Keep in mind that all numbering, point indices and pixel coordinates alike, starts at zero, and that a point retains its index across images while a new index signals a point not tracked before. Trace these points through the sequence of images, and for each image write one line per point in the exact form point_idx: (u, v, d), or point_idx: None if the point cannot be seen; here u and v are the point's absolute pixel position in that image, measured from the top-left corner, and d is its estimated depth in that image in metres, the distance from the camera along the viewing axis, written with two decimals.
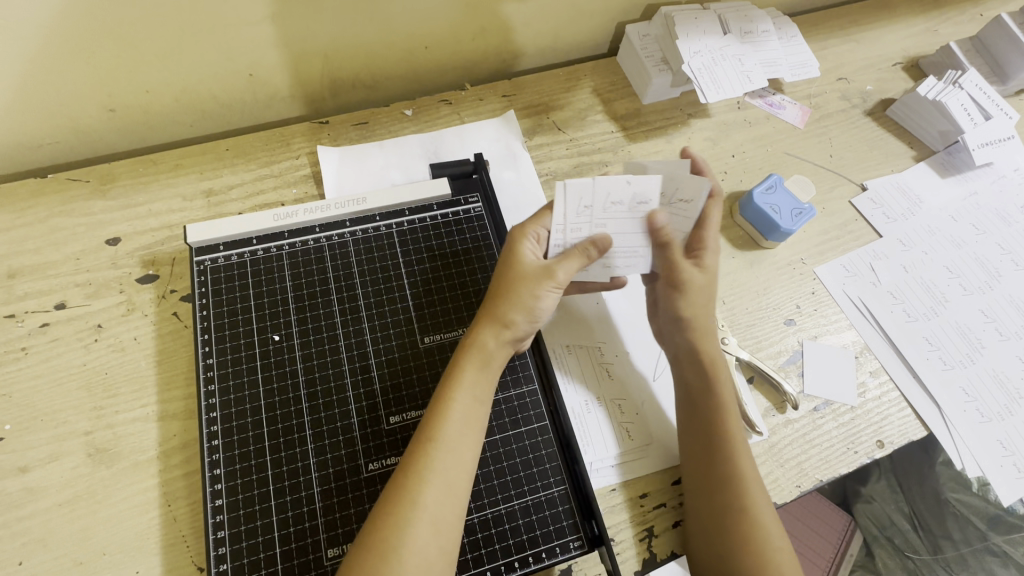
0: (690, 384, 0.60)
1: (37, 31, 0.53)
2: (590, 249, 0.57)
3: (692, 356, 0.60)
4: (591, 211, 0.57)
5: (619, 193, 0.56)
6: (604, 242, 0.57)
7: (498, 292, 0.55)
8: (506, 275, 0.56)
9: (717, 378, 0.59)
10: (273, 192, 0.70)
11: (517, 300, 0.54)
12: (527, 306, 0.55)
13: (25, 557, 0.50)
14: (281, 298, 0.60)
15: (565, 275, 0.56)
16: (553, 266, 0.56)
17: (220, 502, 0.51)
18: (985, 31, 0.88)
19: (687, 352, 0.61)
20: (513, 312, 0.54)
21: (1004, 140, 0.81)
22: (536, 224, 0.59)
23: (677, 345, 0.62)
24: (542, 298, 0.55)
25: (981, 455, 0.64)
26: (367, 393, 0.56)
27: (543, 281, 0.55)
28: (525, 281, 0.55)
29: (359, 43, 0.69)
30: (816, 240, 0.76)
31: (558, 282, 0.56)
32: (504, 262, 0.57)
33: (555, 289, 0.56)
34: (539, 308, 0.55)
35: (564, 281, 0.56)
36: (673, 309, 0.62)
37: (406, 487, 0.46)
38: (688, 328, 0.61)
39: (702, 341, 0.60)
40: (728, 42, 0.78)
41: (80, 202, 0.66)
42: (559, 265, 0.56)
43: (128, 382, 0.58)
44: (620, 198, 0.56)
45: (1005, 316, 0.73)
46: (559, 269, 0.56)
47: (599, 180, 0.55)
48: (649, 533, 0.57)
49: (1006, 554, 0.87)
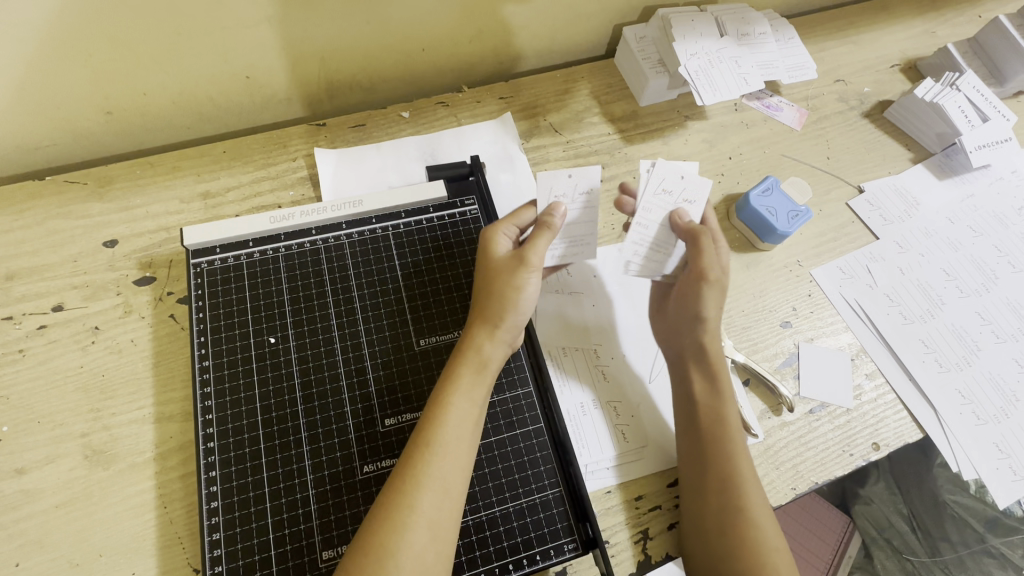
0: (690, 386, 0.60)
1: (33, 35, 0.53)
2: (550, 222, 0.57)
3: (698, 356, 0.60)
4: (668, 197, 0.62)
5: (697, 194, 0.62)
6: (560, 210, 0.58)
7: (481, 291, 0.56)
8: (486, 274, 0.57)
9: (717, 382, 0.59)
10: (270, 194, 0.70)
11: (502, 295, 0.55)
12: (507, 301, 0.54)
13: (21, 559, 0.50)
14: (277, 300, 0.60)
15: (537, 257, 0.56)
16: (524, 252, 0.56)
17: (215, 505, 0.51)
18: (984, 33, 0.88)
19: (693, 352, 0.61)
20: (497, 309, 0.54)
21: (1002, 142, 0.81)
22: (510, 221, 0.60)
23: (683, 344, 0.62)
24: (522, 288, 0.55)
25: (977, 458, 0.64)
26: (362, 396, 0.57)
27: (518, 268, 0.56)
28: (500, 275, 0.56)
29: (355, 45, 0.69)
30: (813, 242, 0.76)
31: (532, 266, 0.56)
32: (483, 260, 0.58)
33: (533, 271, 0.56)
34: (523, 296, 0.55)
35: (538, 263, 0.56)
36: (696, 310, 0.60)
37: (403, 491, 0.46)
38: (698, 328, 0.60)
39: (711, 341, 0.60)
40: (725, 45, 0.78)
41: (78, 204, 0.66)
42: (527, 250, 0.56)
43: (125, 384, 0.58)
44: (694, 199, 0.62)
45: (1002, 318, 0.73)
46: (530, 253, 0.56)
47: (689, 175, 0.63)
48: (644, 535, 0.58)
49: (1004, 555, 0.89)
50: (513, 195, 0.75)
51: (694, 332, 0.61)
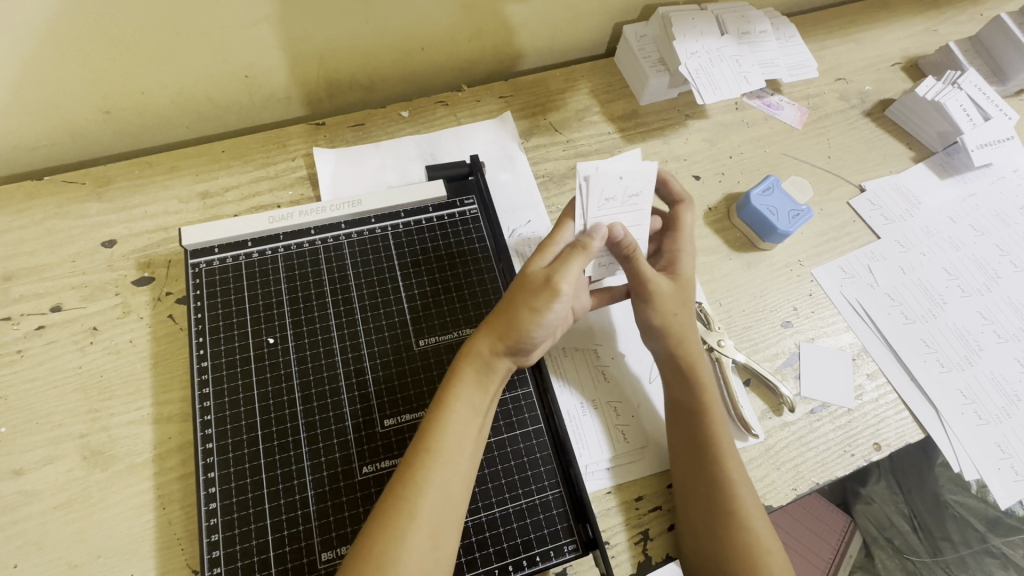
0: (671, 393, 0.59)
1: (32, 35, 0.53)
2: (587, 245, 0.56)
3: (670, 366, 0.60)
4: (612, 203, 0.58)
5: (641, 186, 0.59)
6: (603, 232, 0.57)
7: (503, 301, 0.55)
8: (513, 290, 0.55)
9: (699, 386, 0.58)
10: (269, 194, 0.70)
11: (519, 315, 0.53)
12: (529, 322, 0.53)
13: (19, 560, 0.50)
14: (276, 300, 0.60)
15: (568, 284, 0.54)
16: (556, 276, 0.54)
17: (214, 506, 0.51)
18: (985, 31, 0.88)
19: (666, 362, 0.60)
20: (513, 327, 0.53)
21: (1004, 141, 0.81)
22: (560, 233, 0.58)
23: (655, 353, 0.61)
24: (545, 312, 0.53)
25: (979, 457, 0.64)
26: (361, 396, 0.56)
27: (545, 292, 0.53)
28: (526, 293, 0.54)
29: (355, 44, 0.68)
30: (814, 242, 0.76)
31: (562, 295, 0.53)
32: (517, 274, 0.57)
33: (560, 300, 0.54)
34: (542, 322, 0.54)
35: (569, 292, 0.54)
36: (645, 320, 0.61)
37: (404, 499, 0.45)
38: (660, 337, 0.60)
39: (679, 350, 0.59)
40: (726, 43, 0.78)
41: (76, 204, 0.66)
42: (561, 275, 0.54)
43: (124, 384, 0.58)
44: (639, 193, 0.59)
45: (1003, 318, 0.72)
46: (561, 279, 0.54)
47: (627, 172, 0.58)
48: (644, 536, 0.57)
49: (1006, 555, 0.87)
50: (513, 195, 0.75)
51: (661, 340, 0.60)
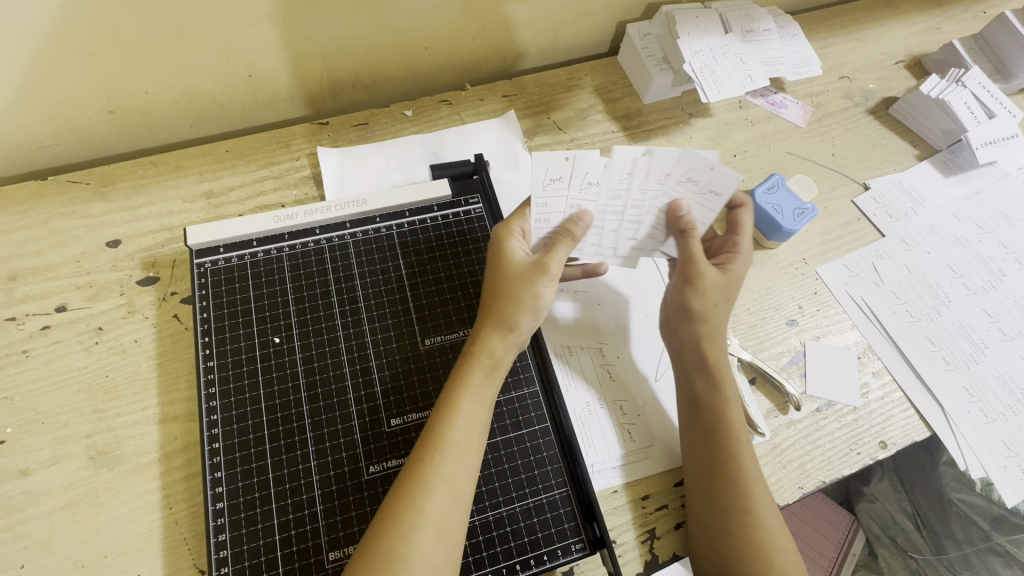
0: (694, 385, 0.59)
1: (35, 33, 0.53)
2: (572, 230, 0.56)
3: (697, 356, 0.60)
4: (689, 185, 0.56)
5: (724, 188, 0.56)
6: (584, 220, 0.56)
7: (495, 294, 0.54)
8: (499, 278, 0.55)
9: (721, 382, 0.58)
10: (273, 193, 0.70)
11: (518, 304, 0.53)
12: (528, 305, 0.54)
13: (26, 560, 0.50)
14: (281, 300, 0.60)
15: (558, 265, 0.55)
16: (543, 259, 0.55)
17: (221, 506, 0.50)
18: (988, 27, 0.87)
19: (692, 351, 0.60)
20: (517, 314, 0.53)
21: (1009, 138, 0.80)
22: (519, 219, 0.58)
23: (682, 341, 0.61)
24: (541, 294, 0.54)
25: (985, 455, 0.63)
26: (368, 395, 0.56)
27: (537, 276, 0.54)
28: (520, 280, 0.54)
29: (359, 43, 0.68)
30: (818, 240, 0.76)
31: (553, 273, 0.54)
32: (493, 264, 0.56)
33: (551, 279, 0.55)
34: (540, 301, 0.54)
35: (558, 271, 0.55)
36: (683, 301, 0.61)
37: (412, 495, 0.45)
38: (695, 322, 0.60)
39: (709, 340, 0.59)
40: (730, 41, 0.78)
41: (80, 204, 0.66)
42: (548, 256, 0.55)
43: (130, 384, 0.58)
44: (719, 193, 0.56)
45: (1008, 316, 0.72)
46: (550, 260, 0.55)
47: (721, 167, 0.55)
48: (651, 535, 0.57)
49: (1010, 554, 0.87)
50: (517, 195, 0.75)
51: (693, 327, 0.60)
